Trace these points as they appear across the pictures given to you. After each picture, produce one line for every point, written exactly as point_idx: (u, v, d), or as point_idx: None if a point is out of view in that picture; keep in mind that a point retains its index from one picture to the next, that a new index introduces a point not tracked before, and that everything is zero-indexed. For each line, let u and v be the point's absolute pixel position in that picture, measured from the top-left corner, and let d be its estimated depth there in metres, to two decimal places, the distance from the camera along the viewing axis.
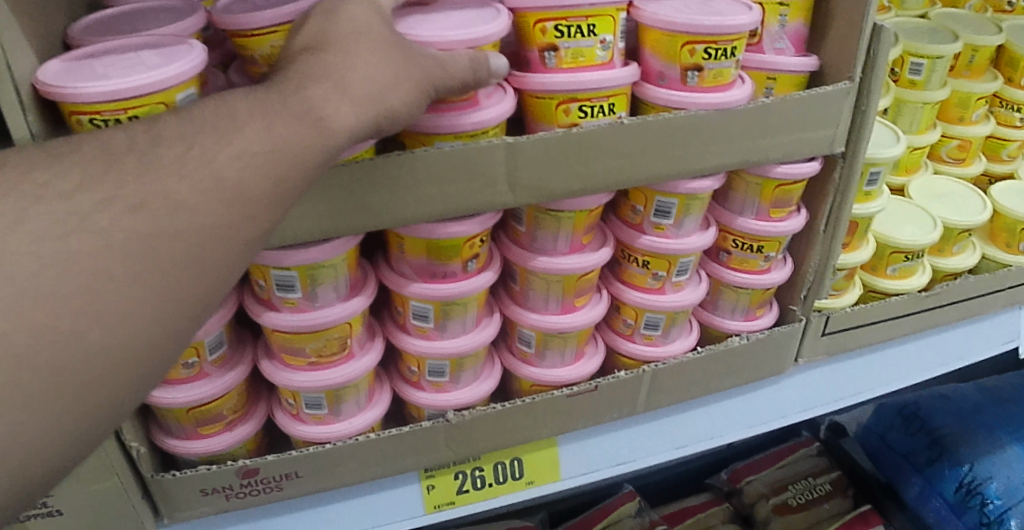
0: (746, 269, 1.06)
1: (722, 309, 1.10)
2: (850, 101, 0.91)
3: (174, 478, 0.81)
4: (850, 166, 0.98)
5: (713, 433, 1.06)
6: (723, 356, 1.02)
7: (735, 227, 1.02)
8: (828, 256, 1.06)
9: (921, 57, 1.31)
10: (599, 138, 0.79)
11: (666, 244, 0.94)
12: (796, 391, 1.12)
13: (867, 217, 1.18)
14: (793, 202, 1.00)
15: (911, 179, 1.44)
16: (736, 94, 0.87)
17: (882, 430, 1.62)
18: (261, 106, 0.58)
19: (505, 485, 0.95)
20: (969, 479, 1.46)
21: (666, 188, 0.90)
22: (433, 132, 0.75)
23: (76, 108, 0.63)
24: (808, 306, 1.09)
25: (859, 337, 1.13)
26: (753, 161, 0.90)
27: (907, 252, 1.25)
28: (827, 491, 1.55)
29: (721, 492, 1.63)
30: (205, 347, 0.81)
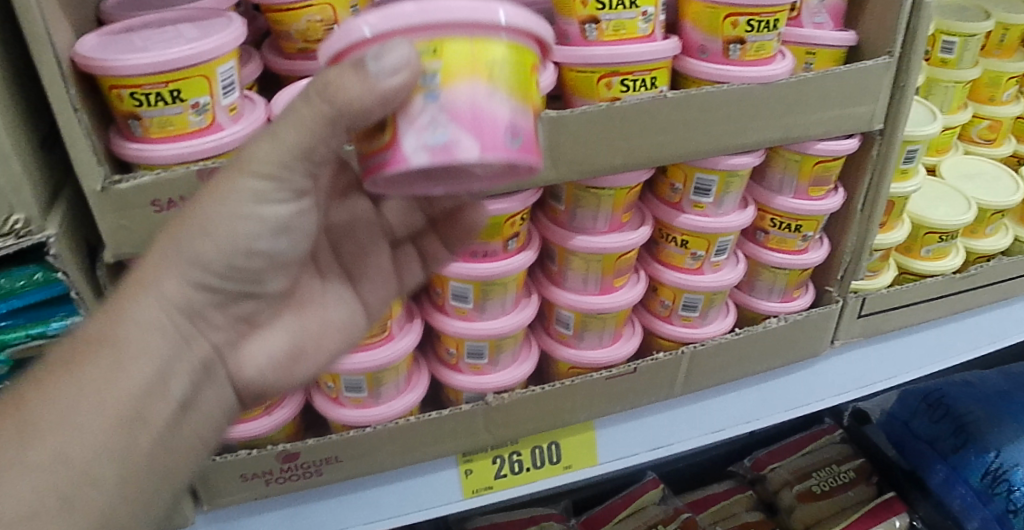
0: (784, 249, 1.03)
1: (760, 290, 1.08)
2: (889, 77, 0.88)
3: (214, 462, 0.80)
4: (888, 144, 0.94)
5: (749, 417, 1.04)
6: (761, 338, 1.00)
7: (774, 206, 0.99)
8: (865, 236, 1.02)
9: (953, 35, 1.28)
10: (642, 112, 0.76)
11: (705, 223, 0.92)
12: (832, 374, 1.09)
13: (904, 196, 1.15)
14: (832, 180, 0.98)
15: (942, 160, 1.39)
16: (778, 69, 0.84)
17: (906, 416, 1.59)
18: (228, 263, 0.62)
19: (542, 469, 0.94)
20: (996, 466, 1.43)
21: (705, 164, 0.88)
22: None
23: (116, 81, 0.64)
24: (845, 287, 1.06)
25: (896, 319, 1.10)
26: (794, 138, 0.87)
27: (942, 233, 1.21)
28: (852, 478, 1.52)
29: (745, 480, 1.59)
30: None
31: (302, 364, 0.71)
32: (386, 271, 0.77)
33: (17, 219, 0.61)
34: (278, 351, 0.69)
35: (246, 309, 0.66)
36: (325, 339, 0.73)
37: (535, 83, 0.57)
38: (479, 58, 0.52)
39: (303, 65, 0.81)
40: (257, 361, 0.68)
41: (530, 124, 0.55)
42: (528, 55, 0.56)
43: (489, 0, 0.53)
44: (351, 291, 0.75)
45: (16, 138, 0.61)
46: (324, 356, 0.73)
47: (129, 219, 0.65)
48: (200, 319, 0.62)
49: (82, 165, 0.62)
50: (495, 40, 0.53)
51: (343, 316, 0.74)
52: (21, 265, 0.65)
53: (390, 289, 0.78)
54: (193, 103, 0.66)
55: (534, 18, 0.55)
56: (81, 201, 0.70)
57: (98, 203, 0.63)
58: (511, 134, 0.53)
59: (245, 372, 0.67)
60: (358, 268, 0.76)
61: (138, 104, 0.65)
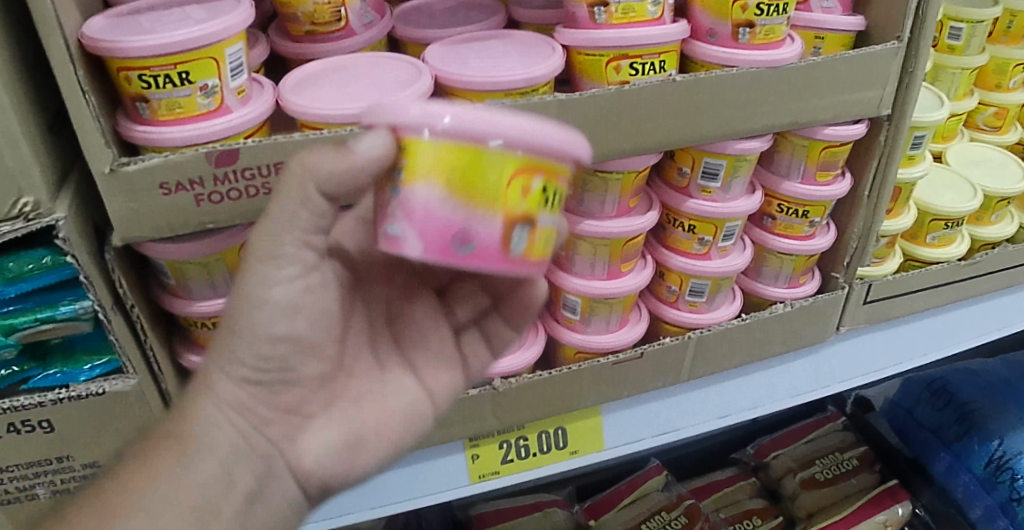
0: (790, 235, 1.03)
1: (766, 276, 1.08)
2: (898, 62, 0.87)
3: None
4: (896, 130, 0.93)
5: (755, 403, 1.04)
6: (768, 323, 1.00)
7: (781, 192, 0.99)
8: (872, 223, 1.01)
9: (961, 21, 1.21)
10: (651, 95, 0.76)
11: (713, 207, 0.92)
12: (838, 361, 1.09)
13: (911, 182, 1.12)
14: (839, 165, 0.97)
15: (948, 147, 1.34)
16: (786, 53, 0.84)
17: (909, 404, 1.59)
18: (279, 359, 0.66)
19: (549, 454, 0.94)
20: (999, 454, 1.42)
21: (713, 149, 0.88)
22: (485, 90, 0.75)
23: (124, 63, 0.64)
24: (851, 274, 1.05)
25: (902, 306, 1.09)
26: (802, 123, 0.86)
27: (949, 220, 1.17)
28: (855, 466, 1.52)
29: (748, 467, 1.59)
30: None
31: (362, 453, 0.71)
32: (449, 356, 0.77)
33: (25, 203, 0.61)
34: (336, 443, 0.70)
35: (303, 400, 0.69)
36: (385, 428, 0.73)
37: (535, 194, 0.54)
38: (468, 166, 0.52)
39: (310, 48, 0.80)
40: (315, 452, 0.69)
41: (498, 236, 0.54)
42: (533, 165, 0.53)
43: (534, 120, 0.52)
44: (414, 379, 0.75)
45: (26, 121, 0.61)
46: (385, 445, 0.72)
47: (138, 202, 0.64)
48: (249, 414, 0.66)
49: (91, 148, 0.62)
50: (494, 151, 0.51)
51: (404, 403, 0.74)
52: (30, 247, 0.65)
53: (455, 375, 0.77)
54: (201, 85, 0.66)
55: (550, 132, 0.52)
56: (89, 184, 0.70)
57: (106, 185, 0.63)
58: (463, 243, 0.53)
59: (303, 463, 0.69)
60: (417, 355, 0.76)
61: (147, 86, 0.65)
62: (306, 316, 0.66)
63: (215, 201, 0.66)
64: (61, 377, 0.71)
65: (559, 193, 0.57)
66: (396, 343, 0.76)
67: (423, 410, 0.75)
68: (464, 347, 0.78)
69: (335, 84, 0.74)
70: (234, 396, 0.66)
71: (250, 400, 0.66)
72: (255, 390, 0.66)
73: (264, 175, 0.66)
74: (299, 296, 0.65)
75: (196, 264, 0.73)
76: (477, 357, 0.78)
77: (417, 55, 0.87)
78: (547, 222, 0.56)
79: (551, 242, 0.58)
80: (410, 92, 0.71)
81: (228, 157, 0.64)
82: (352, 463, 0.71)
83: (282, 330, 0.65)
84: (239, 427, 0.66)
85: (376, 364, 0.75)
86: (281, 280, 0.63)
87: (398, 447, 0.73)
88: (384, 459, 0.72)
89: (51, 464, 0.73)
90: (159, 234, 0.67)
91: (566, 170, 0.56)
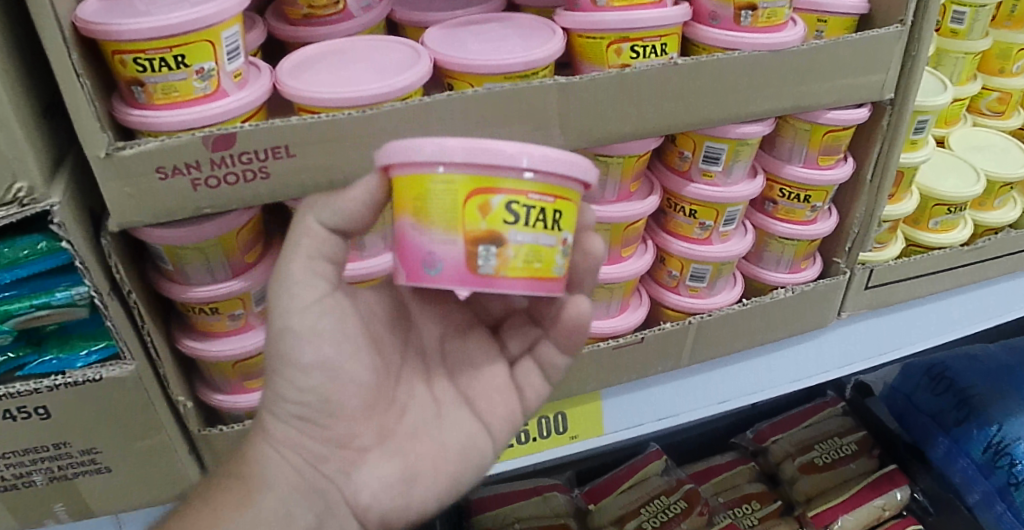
0: (792, 220, 1.03)
1: (767, 261, 1.07)
2: (901, 46, 0.86)
3: (221, 433, 0.80)
4: (899, 114, 0.92)
5: (754, 388, 1.05)
6: (769, 309, 0.99)
7: (783, 176, 0.99)
8: (874, 207, 1.00)
9: (964, 5, 1.18)
10: (652, 79, 0.75)
11: (713, 192, 0.91)
12: (839, 346, 1.09)
13: (914, 166, 1.11)
14: (841, 149, 0.96)
15: (951, 132, 1.31)
16: (790, 36, 0.83)
17: (909, 390, 1.59)
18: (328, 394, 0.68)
19: (549, 439, 0.95)
20: (998, 439, 1.42)
21: (714, 133, 0.87)
22: (483, 74, 0.74)
23: (119, 47, 0.63)
24: (852, 259, 1.05)
25: (904, 291, 1.09)
26: (804, 107, 0.86)
27: (951, 205, 1.16)
28: (854, 451, 1.52)
29: (747, 452, 1.59)
30: (251, 299, 0.79)
31: (416, 488, 0.70)
32: (503, 387, 0.75)
33: (19, 188, 0.60)
34: (392, 478, 0.70)
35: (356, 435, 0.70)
36: (441, 461, 0.71)
37: (494, 211, 0.58)
38: (433, 195, 0.58)
39: (307, 31, 0.79)
40: (371, 485, 0.70)
41: (461, 255, 0.59)
42: (489, 185, 0.57)
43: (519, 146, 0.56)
44: (469, 412, 0.74)
45: (19, 105, 0.60)
46: (442, 480, 0.71)
47: (133, 186, 0.64)
48: (302, 450, 0.69)
49: (86, 132, 0.61)
50: (454, 174, 0.57)
51: (461, 437, 0.73)
52: (25, 233, 0.65)
53: (512, 408, 0.75)
54: (197, 69, 0.65)
55: (502, 150, 0.56)
56: (84, 170, 0.69)
57: (101, 170, 0.63)
58: (431, 264, 0.60)
59: (361, 496, 0.69)
60: (473, 389, 0.75)
61: (142, 70, 0.64)
62: (330, 341, 0.68)
63: (211, 186, 0.65)
64: (57, 364, 0.71)
65: (538, 210, 0.59)
66: (452, 378, 0.76)
67: (481, 443, 0.73)
68: (518, 376, 0.76)
69: (333, 68, 0.73)
70: (287, 437, 0.68)
71: (301, 436, 0.69)
72: (303, 426, 0.68)
73: (261, 159, 0.66)
74: (317, 321, 0.67)
75: (194, 249, 0.72)
76: (534, 389, 0.76)
77: (415, 37, 0.86)
78: (521, 239, 0.58)
79: (537, 260, 0.60)
80: (408, 75, 0.70)
81: (225, 141, 0.64)
82: (408, 496, 0.70)
83: (310, 358, 0.67)
84: (293, 464, 0.68)
85: (432, 399, 0.75)
86: (299, 309, 0.67)
87: (458, 482, 0.72)
88: (440, 495, 0.71)
89: (48, 451, 0.72)
90: (155, 219, 0.66)
91: (555, 198, 0.59)
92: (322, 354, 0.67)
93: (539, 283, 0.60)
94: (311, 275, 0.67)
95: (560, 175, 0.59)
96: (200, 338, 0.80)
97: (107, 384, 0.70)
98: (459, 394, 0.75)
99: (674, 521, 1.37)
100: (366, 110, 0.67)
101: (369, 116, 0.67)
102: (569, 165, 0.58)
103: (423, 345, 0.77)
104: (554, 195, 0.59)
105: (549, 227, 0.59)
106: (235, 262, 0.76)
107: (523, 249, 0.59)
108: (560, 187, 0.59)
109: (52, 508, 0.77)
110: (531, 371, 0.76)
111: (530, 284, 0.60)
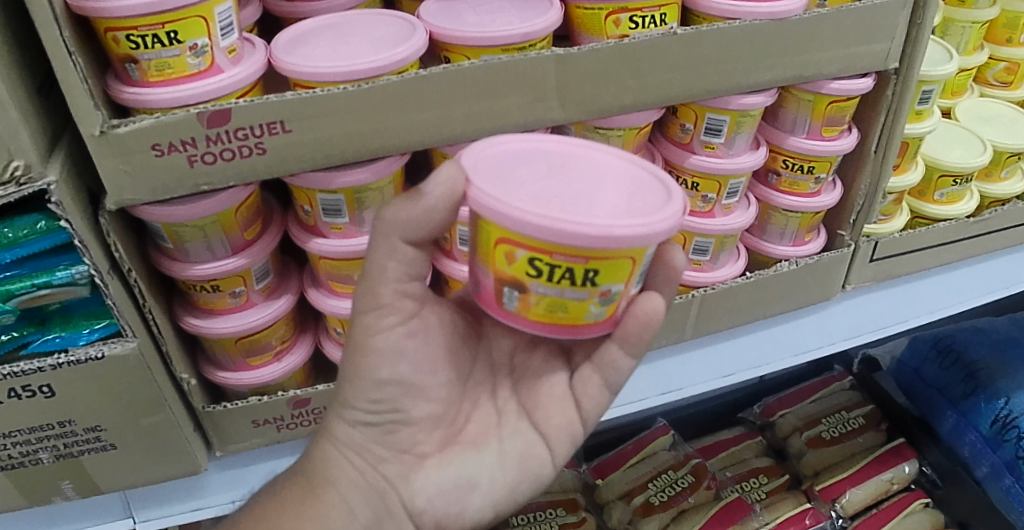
0: (796, 192, 1.01)
1: (771, 234, 1.06)
2: (905, 14, 0.85)
3: (225, 410, 0.80)
4: (904, 82, 0.90)
5: (759, 362, 1.04)
6: (773, 282, 0.98)
7: (786, 147, 0.97)
8: (879, 180, 0.98)
9: None
10: (651, 50, 0.74)
11: (716, 164, 0.91)
12: (844, 318, 1.08)
13: (920, 137, 1.08)
14: (846, 120, 0.95)
15: (957, 103, 1.29)
16: (792, 4, 0.81)
17: (916, 363, 1.57)
18: (377, 404, 0.69)
19: None
20: (1004, 413, 1.40)
21: (716, 104, 0.86)
22: (479, 46, 0.73)
23: (111, 24, 0.62)
24: (858, 232, 1.03)
25: (910, 263, 1.08)
26: (807, 77, 0.85)
27: (958, 176, 1.14)
28: (861, 425, 1.52)
29: (755, 426, 1.59)
30: (251, 275, 0.79)
31: (474, 497, 0.72)
32: (562, 397, 0.73)
33: (16, 166, 0.60)
34: (448, 484, 0.72)
35: (401, 440, 0.72)
36: (498, 471, 0.73)
37: (517, 263, 0.58)
38: (479, 226, 0.60)
39: (302, 7, 0.79)
40: (427, 491, 0.72)
41: (490, 286, 0.62)
42: (522, 241, 0.57)
43: (569, 221, 0.55)
44: (530, 423, 0.74)
45: (14, 85, 0.60)
46: (499, 489, 0.73)
47: (130, 164, 0.64)
48: (366, 453, 0.71)
49: (79, 110, 0.61)
50: (486, 220, 0.58)
51: (519, 446, 0.73)
52: (24, 213, 0.65)
53: (570, 418, 0.73)
54: (190, 45, 0.65)
55: (526, 219, 0.55)
56: (81, 149, 0.69)
57: (97, 148, 0.62)
58: (476, 283, 0.65)
59: (417, 501, 0.71)
60: (534, 399, 0.74)
61: (135, 47, 0.64)
62: (408, 361, 0.69)
63: (208, 162, 0.65)
64: (61, 341, 0.71)
65: (562, 269, 0.57)
66: (516, 388, 0.76)
67: (539, 452, 0.73)
68: (577, 386, 0.73)
69: (327, 42, 0.73)
70: (349, 437, 0.71)
71: (366, 440, 0.71)
72: (368, 430, 0.71)
73: (257, 135, 0.65)
74: (404, 340, 0.69)
75: (192, 226, 0.72)
76: (591, 398, 0.73)
77: (411, 11, 0.85)
78: (543, 291, 0.59)
79: (562, 310, 0.60)
80: (403, 48, 0.69)
81: (220, 117, 0.63)
82: (464, 503, 0.72)
83: (387, 374, 0.68)
84: (357, 466, 0.71)
85: (495, 409, 0.75)
86: (382, 328, 0.68)
87: (515, 492, 0.73)
88: (496, 504, 0.73)
89: (52, 429, 0.73)
90: (153, 197, 0.66)
91: (604, 264, 0.58)
92: (399, 372, 0.69)
93: (563, 330, 0.62)
94: (399, 299, 0.67)
95: (593, 246, 0.56)
96: (202, 315, 0.80)
97: (109, 362, 0.70)
98: (520, 406, 0.75)
99: (680, 495, 1.38)
100: (361, 84, 0.67)
101: (365, 90, 0.66)
102: (607, 237, 0.55)
103: (493, 360, 0.77)
104: (586, 259, 0.57)
105: (577, 284, 0.59)
106: (235, 239, 0.76)
107: (552, 304, 0.60)
108: (594, 252, 0.56)
109: (59, 485, 0.78)
110: (589, 379, 0.72)
111: (555, 329, 0.62)
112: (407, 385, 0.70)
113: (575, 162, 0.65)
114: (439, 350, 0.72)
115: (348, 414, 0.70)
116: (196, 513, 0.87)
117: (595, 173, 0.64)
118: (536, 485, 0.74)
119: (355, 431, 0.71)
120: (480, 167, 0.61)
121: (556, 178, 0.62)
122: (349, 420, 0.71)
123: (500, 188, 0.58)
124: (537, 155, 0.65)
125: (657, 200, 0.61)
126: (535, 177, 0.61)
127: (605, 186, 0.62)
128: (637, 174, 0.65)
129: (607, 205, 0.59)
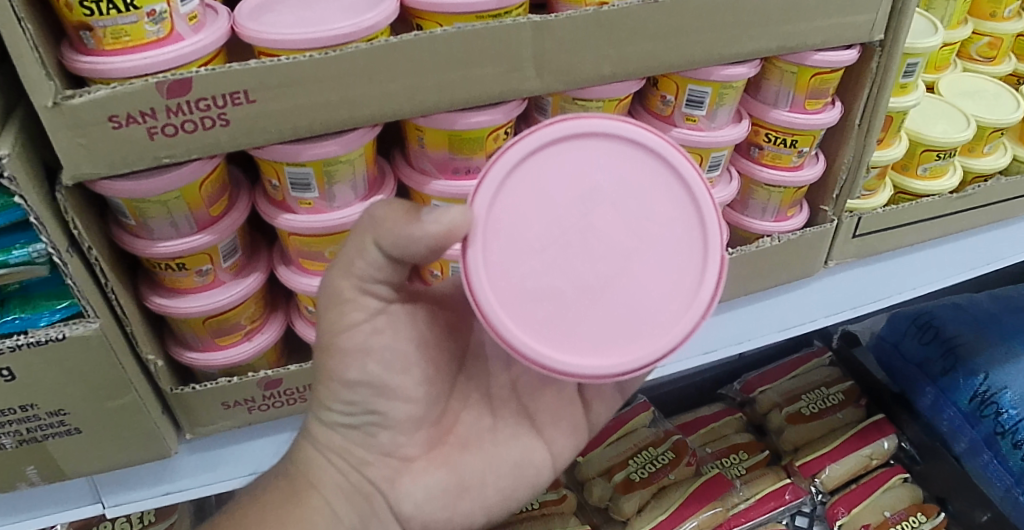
0: (778, 166, 1.00)
1: (753, 209, 1.04)
2: None
3: (194, 392, 0.78)
4: (889, 56, 0.88)
5: (741, 338, 1.04)
6: (757, 257, 0.97)
7: (768, 120, 0.96)
8: (862, 154, 0.97)
9: None
10: (631, 18, 0.72)
11: (698, 136, 0.89)
12: (824, 295, 1.08)
13: (904, 111, 1.07)
14: (829, 92, 0.93)
15: (940, 77, 1.27)
16: None
17: (896, 339, 1.56)
18: (356, 403, 0.67)
19: None
20: (983, 389, 1.39)
21: (698, 75, 0.85)
22: (451, 13, 0.71)
23: None
24: (840, 207, 1.02)
25: (891, 239, 1.06)
26: (792, 48, 0.83)
27: (941, 151, 1.13)
28: (841, 400, 1.52)
29: (734, 403, 1.59)
30: (219, 252, 0.77)
31: (464, 501, 0.72)
32: (569, 401, 0.76)
33: None
34: (437, 489, 0.71)
35: (385, 441, 0.70)
36: (491, 475, 0.73)
37: None
38: None
39: None
40: (415, 496, 0.70)
41: None
42: None
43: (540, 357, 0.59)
44: (526, 424, 0.75)
45: None
46: (492, 496, 0.73)
47: (87, 136, 0.61)
48: (348, 455, 0.70)
49: (31, 80, 0.58)
50: None
51: (517, 453, 0.74)
52: None
53: (577, 421, 0.77)
54: (148, 11, 0.62)
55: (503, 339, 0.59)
56: (36, 122, 0.66)
57: (51, 120, 0.59)
58: None
59: (404, 507, 0.70)
60: (535, 403, 0.75)
61: (89, 13, 0.60)
62: (380, 360, 0.66)
63: (169, 134, 0.63)
64: (21, 323, 0.68)
65: None
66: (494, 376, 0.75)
67: (538, 460, 0.75)
68: (588, 388, 0.77)
69: (293, 9, 0.70)
70: (331, 440, 0.70)
71: (347, 442, 0.70)
72: (349, 432, 0.69)
73: (220, 106, 0.63)
74: (369, 338, 0.65)
75: (155, 202, 0.69)
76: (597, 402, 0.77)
77: None
78: None
79: None
80: (372, 15, 0.67)
81: (180, 87, 0.60)
82: (453, 509, 0.72)
83: (356, 375, 0.66)
84: (339, 467, 0.70)
85: (485, 412, 0.74)
86: (349, 325, 0.65)
87: (510, 498, 0.74)
88: (487, 508, 0.73)
89: (15, 413, 0.70)
90: (112, 170, 0.63)
91: None
92: (368, 373, 0.66)
93: None
94: (361, 295, 0.64)
95: None
96: (171, 295, 0.77)
97: (71, 343, 0.67)
98: (520, 408, 0.75)
99: (661, 472, 1.38)
100: (329, 52, 0.64)
101: (333, 59, 0.64)
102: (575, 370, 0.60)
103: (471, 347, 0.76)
104: None
105: None
106: (200, 215, 0.73)
107: None
108: None
109: (23, 470, 0.75)
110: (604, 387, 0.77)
111: None
112: (380, 386, 0.67)
113: (622, 216, 0.59)
114: (410, 349, 0.68)
115: (324, 409, 0.69)
116: (167, 497, 0.85)
117: (637, 240, 0.59)
118: (531, 490, 0.75)
119: (337, 432, 0.69)
120: (498, 222, 0.58)
121: (582, 248, 0.58)
122: (330, 415, 0.69)
123: (503, 278, 0.58)
124: (584, 192, 0.58)
125: (666, 315, 0.60)
126: (556, 246, 0.58)
127: (631, 274, 0.59)
128: (685, 247, 0.60)
129: (604, 318, 0.59)
